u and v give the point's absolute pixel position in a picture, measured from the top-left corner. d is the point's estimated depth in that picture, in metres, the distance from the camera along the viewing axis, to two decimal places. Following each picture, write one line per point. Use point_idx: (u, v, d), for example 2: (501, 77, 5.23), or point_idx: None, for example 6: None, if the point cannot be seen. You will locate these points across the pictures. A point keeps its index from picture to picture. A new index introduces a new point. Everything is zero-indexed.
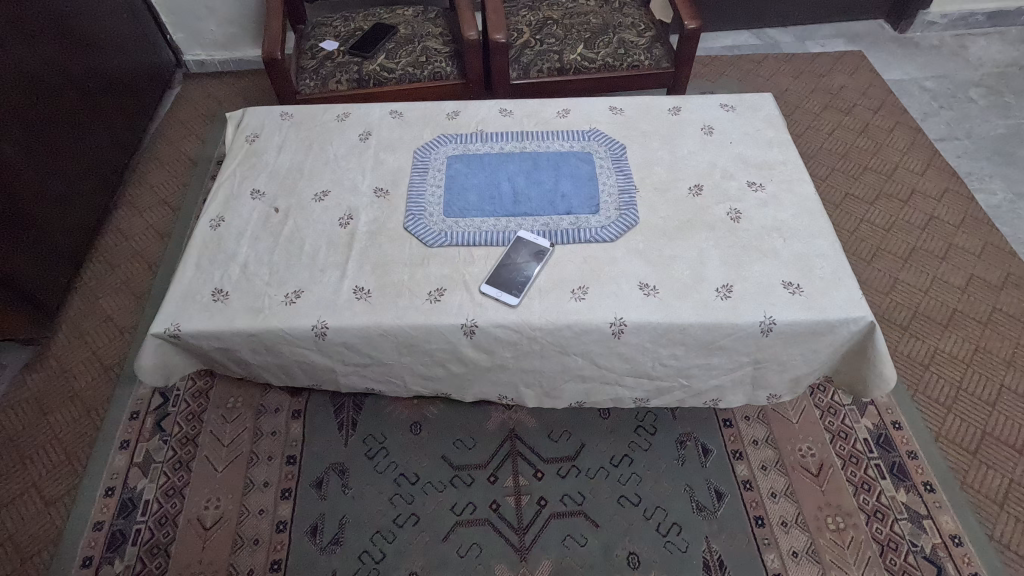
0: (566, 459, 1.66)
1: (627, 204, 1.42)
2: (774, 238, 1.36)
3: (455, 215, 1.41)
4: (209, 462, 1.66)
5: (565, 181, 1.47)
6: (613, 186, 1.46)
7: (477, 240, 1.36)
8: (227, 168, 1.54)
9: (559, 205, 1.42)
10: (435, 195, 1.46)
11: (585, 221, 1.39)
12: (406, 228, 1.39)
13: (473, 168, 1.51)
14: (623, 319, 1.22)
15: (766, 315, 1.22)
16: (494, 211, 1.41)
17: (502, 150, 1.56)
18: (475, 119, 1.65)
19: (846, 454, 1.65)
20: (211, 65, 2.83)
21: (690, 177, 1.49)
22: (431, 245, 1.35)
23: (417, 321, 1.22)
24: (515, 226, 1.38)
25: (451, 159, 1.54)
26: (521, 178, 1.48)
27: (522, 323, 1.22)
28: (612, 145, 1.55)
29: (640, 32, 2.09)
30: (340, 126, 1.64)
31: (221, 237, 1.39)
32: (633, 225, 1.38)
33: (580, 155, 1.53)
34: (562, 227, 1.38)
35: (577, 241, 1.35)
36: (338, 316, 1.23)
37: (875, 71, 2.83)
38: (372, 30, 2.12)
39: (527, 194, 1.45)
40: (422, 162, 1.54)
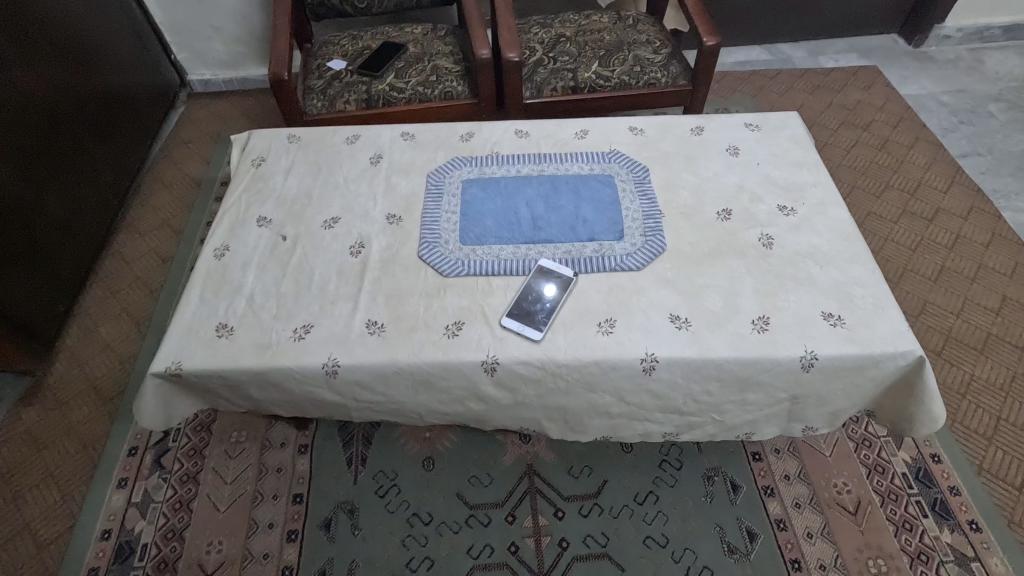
0: (587, 496, 1.57)
1: (653, 230, 1.35)
2: (809, 264, 1.28)
3: (472, 243, 1.34)
4: (211, 501, 1.57)
5: (587, 206, 1.40)
6: (637, 211, 1.39)
7: (496, 269, 1.29)
8: (232, 194, 1.48)
9: (580, 231, 1.35)
10: (451, 221, 1.39)
11: (608, 248, 1.32)
12: (421, 256, 1.32)
13: (490, 193, 1.45)
14: (654, 355, 1.15)
15: (807, 350, 1.15)
16: (513, 238, 1.34)
17: (520, 173, 1.49)
18: (490, 140, 1.59)
19: (885, 490, 1.56)
20: (216, 84, 2.78)
21: (718, 201, 1.42)
22: (448, 274, 1.28)
23: (434, 358, 1.15)
24: (536, 254, 1.31)
25: (466, 183, 1.48)
26: (540, 202, 1.42)
27: (547, 360, 1.14)
28: (634, 167, 1.49)
29: (656, 48, 2.03)
30: (350, 149, 1.58)
31: (225, 267, 1.32)
32: (660, 252, 1.31)
33: (600, 178, 1.47)
34: (585, 255, 1.31)
35: (602, 269, 1.28)
36: (350, 353, 1.16)
37: (890, 86, 2.78)
38: (381, 48, 2.07)
39: (547, 220, 1.38)
40: (436, 186, 1.47)
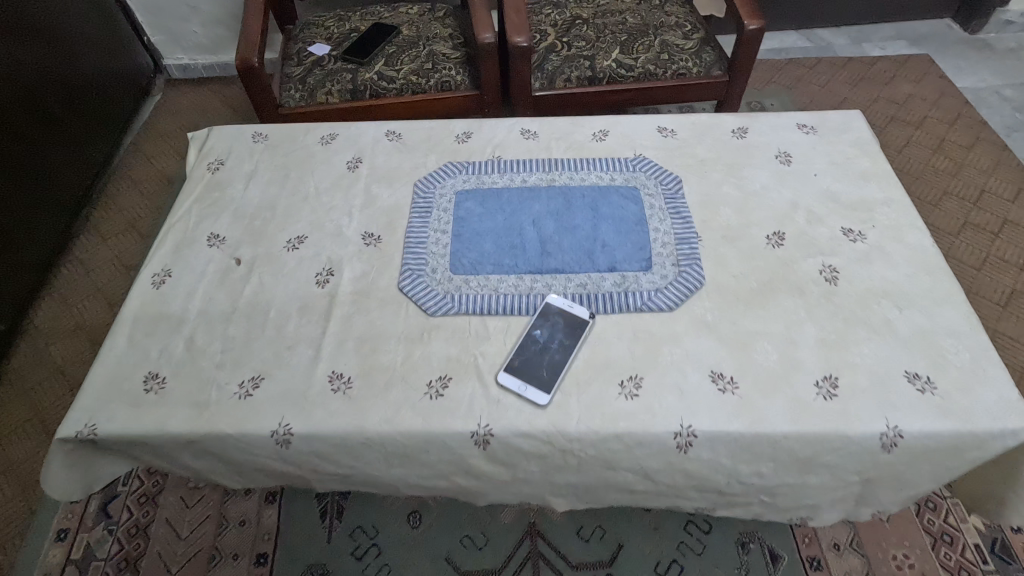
0: (599, 565, 1.33)
1: (688, 258, 1.09)
2: (885, 307, 1.02)
3: (466, 272, 1.09)
4: (162, 560, 1.36)
5: (607, 226, 1.15)
6: (668, 233, 1.13)
7: (494, 307, 1.04)
8: (180, 204, 1.23)
9: (598, 258, 1.10)
10: (440, 244, 1.14)
11: (633, 280, 1.07)
12: (401, 288, 1.08)
13: (489, 208, 1.19)
14: (692, 429, 0.90)
15: (889, 424, 0.89)
16: (516, 267, 1.09)
17: (526, 182, 1.24)
18: (491, 142, 1.33)
19: (954, 566, 1.31)
20: (195, 70, 2.54)
21: (769, 221, 1.15)
22: (435, 313, 1.04)
23: (412, 427, 0.91)
24: (544, 288, 1.06)
25: (460, 195, 1.22)
26: (550, 221, 1.16)
27: (555, 432, 0.90)
28: (664, 178, 1.22)
29: (686, 33, 1.76)
30: (324, 150, 1.33)
31: (164, 299, 1.08)
32: (698, 287, 1.06)
33: (622, 190, 1.21)
34: (604, 290, 1.06)
35: (625, 309, 1.03)
36: (307, 419, 0.92)
37: (945, 77, 2.47)
38: (370, 31, 1.80)
39: (559, 243, 1.13)
40: (424, 199, 1.22)
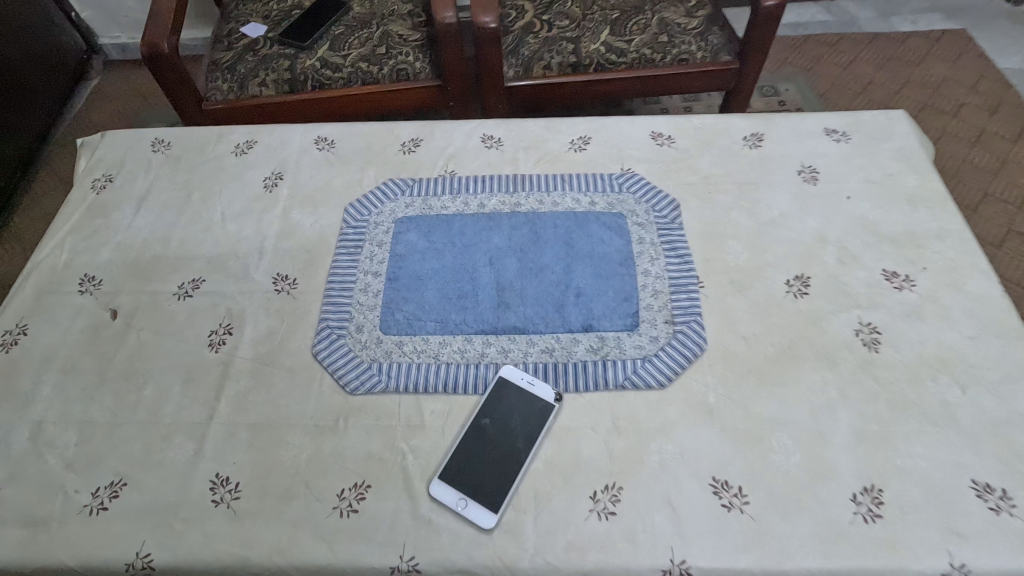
0: None
1: (685, 314, 0.85)
2: (944, 385, 0.78)
3: (400, 332, 0.86)
4: None
5: (583, 268, 0.90)
6: (661, 278, 0.89)
7: (432, 383, 0.81)
8: (50, 234, 0.98)
9: (570, 313, 0.86)
10: (370, 292, 0.90)
11: (613, 344, 0.83)
12: (317, 354, 0.84)
13: (435, 242, 0.94)
14: (686, 564, 0.67)
15: (952, 561, 0.66)
16: (464, 326, 0.86)
17: (483, 207, 0.99)
18: (443, 152, 1.07)
19: None
20: (135, 50, 2.25)
21: (790, 261, 0.90)
22: (356, 390, 0.81)
23: (314, 560, 0.69)
24: (498, 356, 0.83)
25: (400, 224, 0.97)
26: (511, 260, 0.92)
27: (501, 569, 0.68)
28: (656, 202, 0.97)
29: (689, 11, 1.48)
30: (237, 163, 1.07)
31: (13, 366, 0.84)
32: (697, 354, 0.82)
33: (604, 218, 0.96)
34: (575, 358, 0.82)
35: (602, 385, 0.80)
36: (176, 546, 0.70)
37: (985, 56, 2.16)
38: (315, 8, 1.52)
39: (521, 291, 0.88)
40: (355, 228, 0.97)
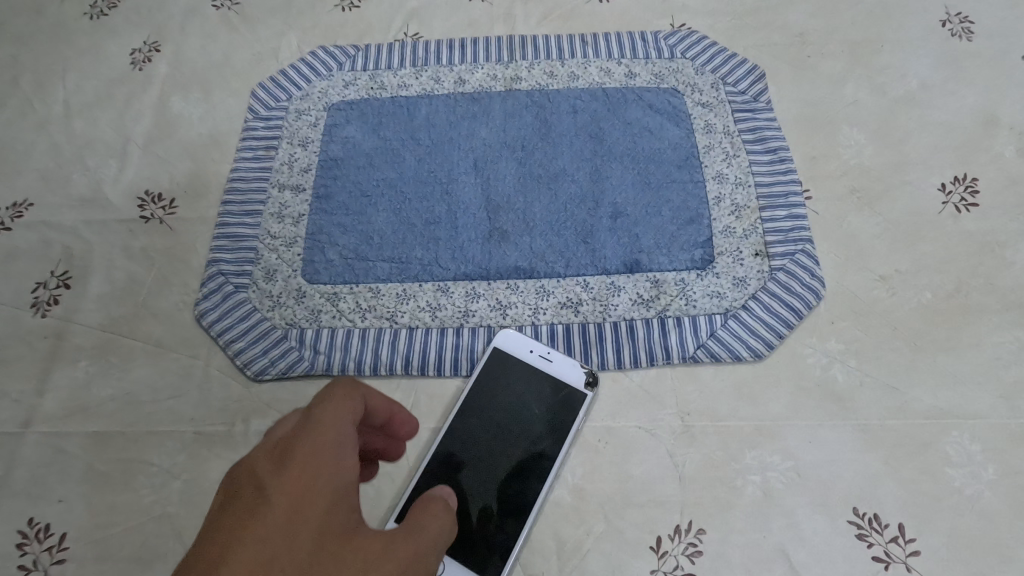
0: None
1: (786, 240, 0.54)
2: None
3: (335, 278, 0.54)
4: None
5: (621, 173, 0.58)
6: (743, 186, 0.56)
7: (386, 360, 0.50)
8: None
9: (603, 245, 0.54)
10: (288, 217, 0.57)
11: (675, 292, 0.52)
12: (201, 318, 0.53)
13: (389, 139, 0.61)
14: None
15: None
16: (436, 268, 0.54)
17: (464, 84, 0.64)
18: (402, 6, 0.71)
19: None
20: None
21: (942, 155, 0.57)
22: (263, 375, 0.50)
23: None
24: (492, 315, 0.52)
25: (336, 114, 0.63)
26: (507, 164, 0.59)
27: None
28: (730, 70, 0.63)
29: None
30: (91, 28, 0.71)
31: None
32: (811, 304, 0.51)
33: (649, 96, 0.62)
34: (613, 316, 0.51)
35: (661, 359, 0.49)
36: None
37: None
38: None
39: (524, 212, 0.56)
40: (266, 121, 0.63)
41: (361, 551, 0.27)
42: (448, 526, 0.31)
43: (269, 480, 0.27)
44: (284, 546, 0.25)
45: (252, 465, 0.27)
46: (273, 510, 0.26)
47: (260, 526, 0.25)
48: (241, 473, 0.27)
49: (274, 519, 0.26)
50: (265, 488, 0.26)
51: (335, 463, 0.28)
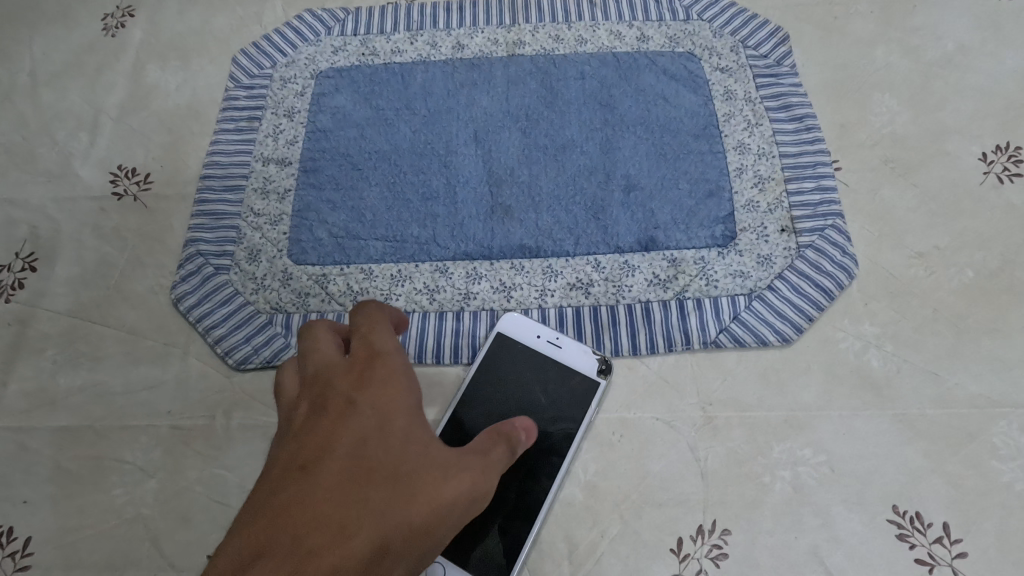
0: None
1: (815, 215, 0.49)
2: None
3: (324, 258, 0.50)
4: None
5: (634, 144, 0.53)
6: (767, 157, 0.52)
7: None
8: None
9: (616, 221, 0.50)
10: (273, 192, 0.53)
11: (695, 271, 0.48)
12: (178, 301, 0.48)
13: (382, 108, 0.56)
14: None
15: None
16: (433, 246, 0.50)
17: (462, 49, 0.59)
18: None
19: None
20: None
21: (982, 123, 0.53)
22: (246, 364, 0.46)
23: None
24: (495, 298, 0.48)
25: (325, 82, 0.58)
26: (510, 135, 0.54)
27: None
28: (751, 32, 0.58)
29: None
30: None
31: None
32: (843, 284, 0.46)
33: (663, 61, 0.57)
34: (627, 298, 0.47)
35: (680, 345, 0.45)
36: None
37: None
38: None
39: (529, 187, 0.52)
40: (249, 90, 0.58)
41: (442, 459, 0.26)
42: (508, 449, 0.30)
43: (353, 385, 0.26)
44: (375, 448, 0.24)
45: (332, 373, 0.27)
46: (361, 411, 0.25)
47: (353, 427, 0.25)
48: (321, 380, 0.27)
49: (366, 423, 0.25)
50: (351, 392, 0.26)
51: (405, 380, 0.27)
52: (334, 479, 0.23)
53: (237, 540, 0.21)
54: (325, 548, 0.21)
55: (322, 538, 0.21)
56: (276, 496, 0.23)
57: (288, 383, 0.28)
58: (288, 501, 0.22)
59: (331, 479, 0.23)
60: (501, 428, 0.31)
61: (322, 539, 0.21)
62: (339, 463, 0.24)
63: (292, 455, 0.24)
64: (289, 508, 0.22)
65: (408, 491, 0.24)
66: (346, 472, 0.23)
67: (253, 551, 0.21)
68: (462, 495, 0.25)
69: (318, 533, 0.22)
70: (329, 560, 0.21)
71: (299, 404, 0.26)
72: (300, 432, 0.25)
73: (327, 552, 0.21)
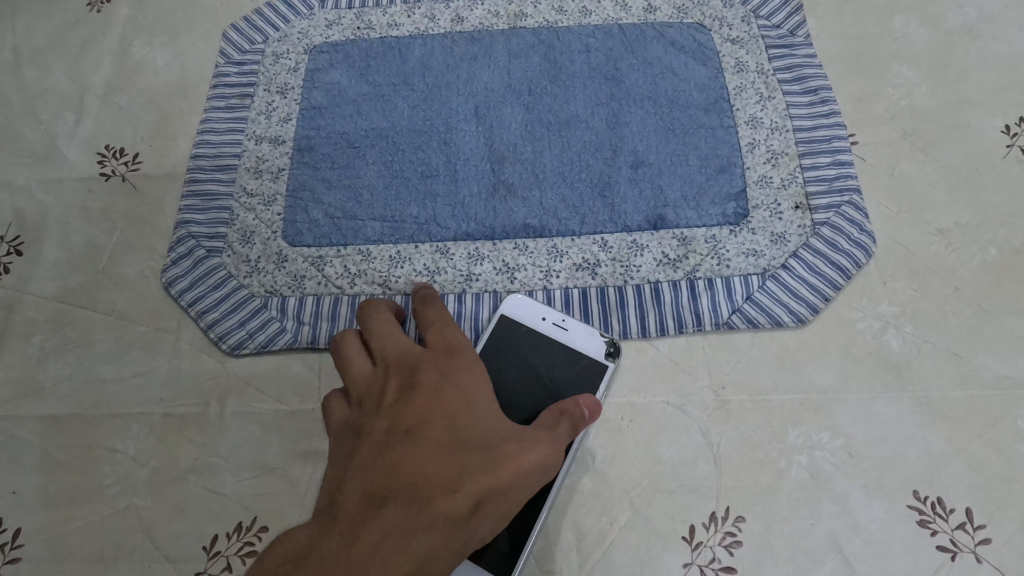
0: None
1: (832, 191, 0.47)
2: None
3: (320, 240, 0.48)
4: None
5: (641, 118, 0.51)
6: (781, 132, 0.50)
7: None
8: None
9: (623, 199, 0.48)
10: (266, 172, 0.51)
11: (706, 250, 0.46)
12: (170, 285, 0.47)
13: (380, 84, 0.54)
14: None
15: None
16: (434, 226, 0.48)
17: (462, 21, 0.57)
18: None
19: None
20: None
21: (1006, 94, 0.50)
22: (240, 349, 0.44)
23: None
24: (498, 279, 0.46)
25: (319, 57, 0.56)
26: (512, 110, 0.52)
27: None
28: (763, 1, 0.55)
29: None
30: None
31: None
32: (861, 262, 0.45)
33: (671, 33, 0.55)
34: (636, 279, 0.45)
35: (691, 327, 0.43)
36: None
37: None
38: None
39: (533, 164, 0.50)
40: (240, 66, 0.56)
41: (521, 433, 0.27)
42: (573, 428, 0.29)
43: (439, 367, 0.27)
44: (467, 419, 0.26)
45: (415, 354, 0.27)
46: (451, 389, 0.26)
47: (447, 401, 0.26)
48: (405, 359, 0.27)
49: (455, 401, 0.26)
50: (439, 372, 0.27)
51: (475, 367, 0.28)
52: (437, 443, 0.24)
53: (354, 490, 0.23)
54: (432, 504, 0.23)
55: (431, 493, 0.23)
56: (384, 455, 0.24)
57: (357, 358, 0.28)
58: (396, 460, 0.24)
59: (430, 445, 0.24)
60: (562, 402, 0.31)
61: (432, 493, 0.23)
62: (438, 430, 0.25)
63: (393, 419, 0.25)
64: (400, 466, 0.23)
65: (498, 457, 0.25)
66: (446, 437, 0.25)
67: (373, 501, 0.23)
68: (541, 465, 0.26)
69: (426, 489, 0.23)
70: (438, 511, 0.23)
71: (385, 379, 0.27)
72: (394, 401, 0.26)
73: (437, 506, 0.23)
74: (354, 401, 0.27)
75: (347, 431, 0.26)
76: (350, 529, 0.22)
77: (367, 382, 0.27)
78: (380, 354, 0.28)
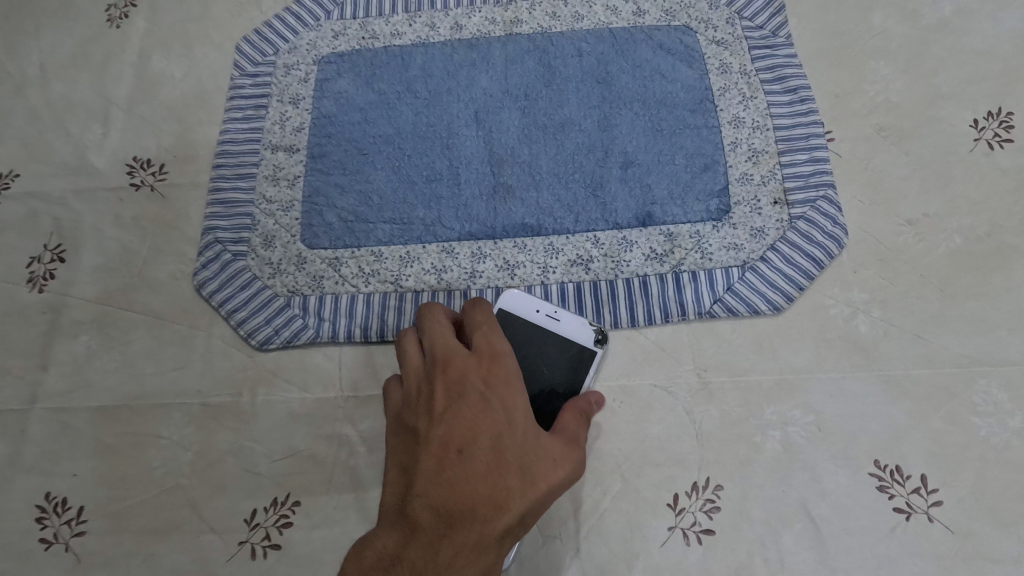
0: None
1: (808, 186, 0.51)
2: None
3: (335, 241, 0.52)
4: None
5: (630, 120, 0.54)
6: (762, 130, 0.53)
7: (391, 325, 0.49)
8: None
9: (615, 198, 0.52)
10: (283, 179, 0.55)
11: (690, 246, 0.50)
12: (200, 287, 0.51)
13: (385, 92, 0.58)
14: None
15: None
16: (439, 228, 0.52)
17: (460, 28, 0.60)
18: None
19: None
20: None
21: (977, 88, 0.53)
22: (267, 344, 0.49)
23: None
24: (499, 275, 0.50)
25: (326, 68, 0.59)
26: (509, 115, 0.56)
27: None
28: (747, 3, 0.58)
29: None
30: None
31: None
32: (834, 253, 0.48)
33: (659, 35, 0.57)
34: (626, 273, 0.49)
35: (676, 316, 0.47)
36: None
37: None
38: None
39: (530, 166, 0.53)
40: (253, 78, 0.59)
41: (552, 446, 0.30)
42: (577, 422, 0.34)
43: (482, 378, 0.30)
44: (510, 438, 0.29)
45: (462, 367, 0.31)
46: (493, 405, 0.30)
47: (491, 418, 0.29)
48: (451, 367, 0.31)
49: (498, 417, 0.29)
50: (481, 384, 0.30)
51: (513, 379, 0.31)
52: (486, 464, 0.28)
53: (425, 506, 0.27)
54: (488, 520, 0.27)
55: (485, 513, 0.27)
56: (443, 472, 0.28)
57: (413, 358, 0.32)
58: (453, 478, 0.28)
59: (480, 465, 0.28)
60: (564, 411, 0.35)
61: (488, 511, 0.27)
62: (485, 449, 0.28)
63: (446, 436, 0.29)
64: (457, 484, 0.27)
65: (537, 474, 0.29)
66: (493, 458, 0.28)
67: (441, 515, 0.27)
68: (570, 476, 0.30)
69: (482, 507, 0.27)
70: (494, 527, 0.27)
71: (432, 386, 0.30)
72: (446, 415, 0.29)
73: (492, 522, 0.27)
74: (411, 407, 0.31)
75: (405, 438, 0.30)
76: (428, 541, 0.26)
77: (421, 388, 0.31)
78: (430, 353, 0.31)
